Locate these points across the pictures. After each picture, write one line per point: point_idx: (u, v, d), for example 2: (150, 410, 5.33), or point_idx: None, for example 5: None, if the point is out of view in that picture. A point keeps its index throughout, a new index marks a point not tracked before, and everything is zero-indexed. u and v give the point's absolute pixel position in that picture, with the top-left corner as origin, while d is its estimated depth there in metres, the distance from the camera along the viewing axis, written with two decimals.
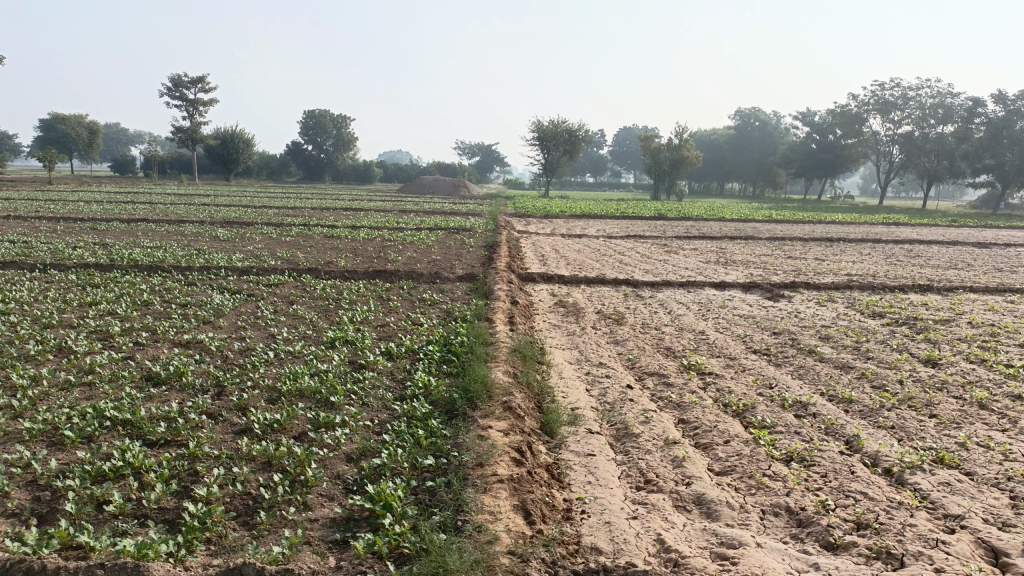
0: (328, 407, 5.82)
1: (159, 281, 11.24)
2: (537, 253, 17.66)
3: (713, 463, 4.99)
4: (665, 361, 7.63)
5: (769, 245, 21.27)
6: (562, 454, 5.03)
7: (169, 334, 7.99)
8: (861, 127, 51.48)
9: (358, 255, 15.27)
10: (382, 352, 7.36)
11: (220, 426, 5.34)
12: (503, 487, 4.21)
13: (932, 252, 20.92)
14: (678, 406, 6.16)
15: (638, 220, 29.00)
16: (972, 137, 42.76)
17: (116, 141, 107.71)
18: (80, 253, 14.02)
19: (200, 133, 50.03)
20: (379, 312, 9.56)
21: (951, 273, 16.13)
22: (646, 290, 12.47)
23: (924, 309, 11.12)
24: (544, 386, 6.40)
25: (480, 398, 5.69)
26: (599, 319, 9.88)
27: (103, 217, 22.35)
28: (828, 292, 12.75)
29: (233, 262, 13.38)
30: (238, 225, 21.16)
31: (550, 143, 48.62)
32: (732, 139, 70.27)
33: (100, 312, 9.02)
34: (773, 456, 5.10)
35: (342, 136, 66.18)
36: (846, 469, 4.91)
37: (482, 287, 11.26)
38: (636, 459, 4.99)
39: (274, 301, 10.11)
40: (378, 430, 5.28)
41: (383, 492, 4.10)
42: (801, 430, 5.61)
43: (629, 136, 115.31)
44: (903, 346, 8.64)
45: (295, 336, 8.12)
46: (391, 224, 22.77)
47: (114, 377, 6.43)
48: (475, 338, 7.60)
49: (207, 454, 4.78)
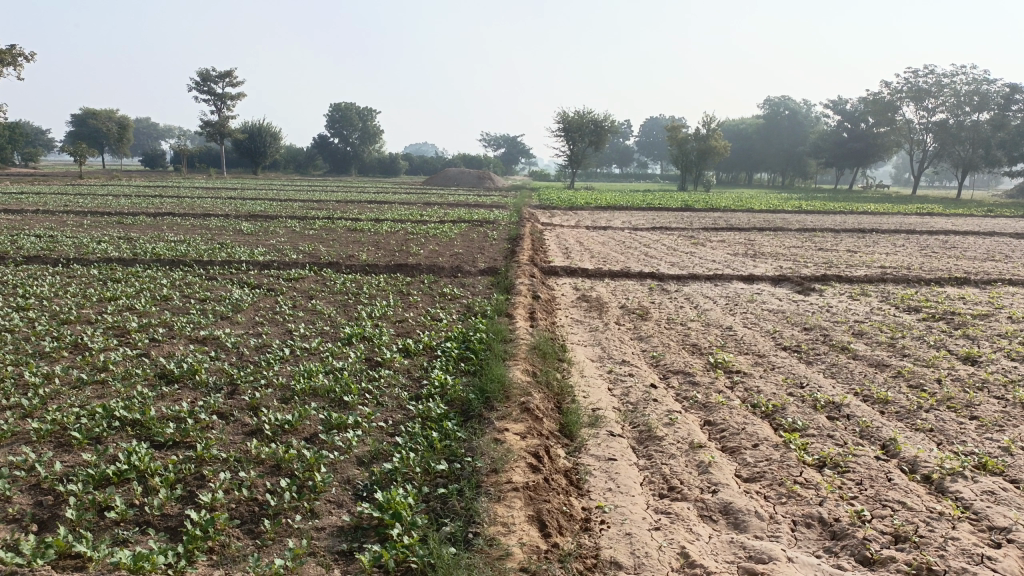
0: (342, 407, 5.65)
1: (180, 276, 11.19)
2: (561, 245, 17.45)
3: (741, 468, 4.75)
4: (691, 358, 7.37)
5: (800, 236, 20.85)
6: (582, 459, 4.82)
7: (185, 330, 7.89)
8: (893, 116, 50.26)
9: (380, 248, 15.13)
10: (399, 349, 7.19)
11: (230, 428, 5.20)
12: (518, 496, 4.01)
13: (969, 243, 20.32)
14: (704, 406, 5.92)
15: (665, 211, 28.62)
16: (1009, 125, 41.70)
17: (147, 137, 109.12)
18: (103, 248, 14.03)
19: (228, 126, 50.30)
20: (398, 307, 9.39)
21: (989, 265, 15.64)
22: (672, 284, 12.20)
23: (962, 304, 10.72)
24: (564, 386, 6.19)
25: (497, 398, 5.50)
26: (623, 314, 9.63)
27: (130, 210, 22.50)
28: (861, 286, 12.37)
29: (255, 256, 13.33)
30: (263, 218, 21.16)
31: (575, 135, 48.21)
32: (761, 129, 69.32)
33: (118, 308, 8.95)
34: (804, 462, 4.85)
35: (369, 129, 66.33)
36: (883, 476, 4.65)
37: (504, 281, 11.07)
38: (660, 464, 4.76)
39: (293, 296, 10.01)
40: (391, 432, 5.11)
41: (392, 499, 3.91)
42: (834, 433, 5.35)
43: (656, 126, 114.46)
44: (941, 342, 8.29)
45: (311, 333, 7.97)
46: (414, 217, 22.63)
47: (127, 375, 6.33)
48: (496, 334, 7.41)
49: (214, 457, 4.63)
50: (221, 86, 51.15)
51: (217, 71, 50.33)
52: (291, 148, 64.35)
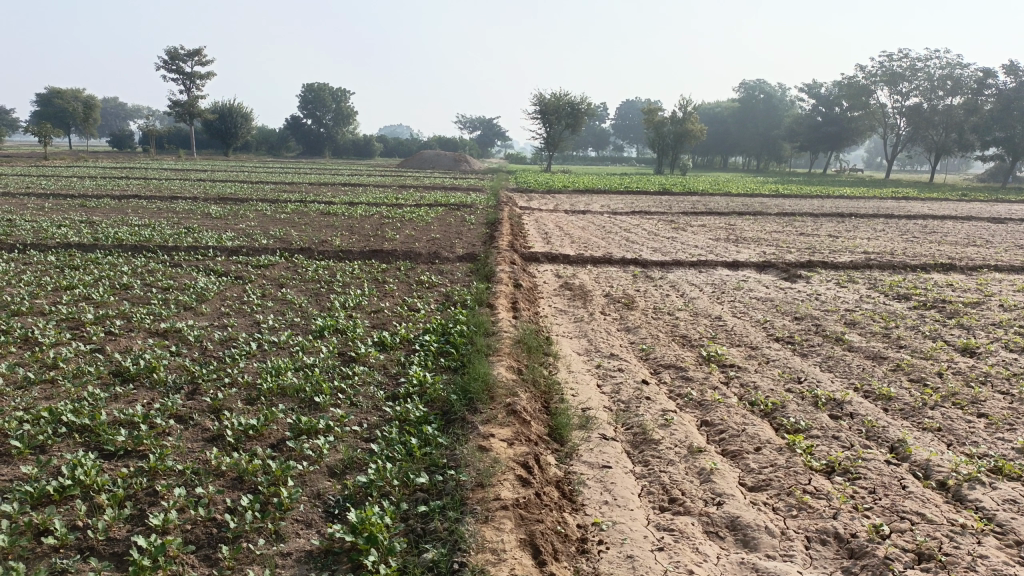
0: (312, 409, 5.22)
1: (142, 263, 10.61)
2: (541, 229, 17.05)
3: (745, 476, 4.40)
4: (682, 351, 7.02)
5: (780, 221, 20.61)
6: (574, 467, 4.45)
7: (144, 322, 7.38)
8: (867, 100, 50.13)
9: (354, 233, 14.63)
10: (375, 343, 6.75)
11: (189, 434, 4.75)
12: (508, 516, 3.63)
13: (948, 227, 20.20)
14: (699, 405, 5.58)
15: (643, 195, 28.31)
16: (982, 110, 41.25)
17: (114, 117, 106.72)
18: (64, 232, 13.39)
19: (197, 106, 48.93)
20: (373, 296, 8.95)
21: (971, 250, 15.49)
22: (656, 271, 11.85)
23: (952, 291, 10.49)
24: (552, 383, 5.81)
25: (480, 399, 5.09)
26: (608, 303, 9.25)
27: (94, 193, 21.68)
28: (847, 272, 12.10)
29: (222, 242, 12.76)
30: (233, 201, 20.48)
31: (552, 117, 47.66)
32: (737, 112, 69.25)
33: (74, 297, 8.40)
34: (812, 468, 4.52)
35: (343, 110, 65.21)
36: (896, 484, 4.34)
37: (483, 268, 10.64)
38: (658, 472, 4.41)
39: (262, 284, 9.51)
40: (367, 438, 4.71)
41: (367, 520, 3.51)
42: (840, 434, 5.03)
43: (632, 108, 114.14)
44: (937, 333, 8.01)
45: (280, 325, 7.49)
46: (390, 200, 22.09)
47: (78, 373, 5.84)
48: (476, 327, 6.99)
49: (170, 470, 4.20)
50: (190, 65, 49.82)
51: (185, 49, 48.94)
52: (264, 129, 63.09)
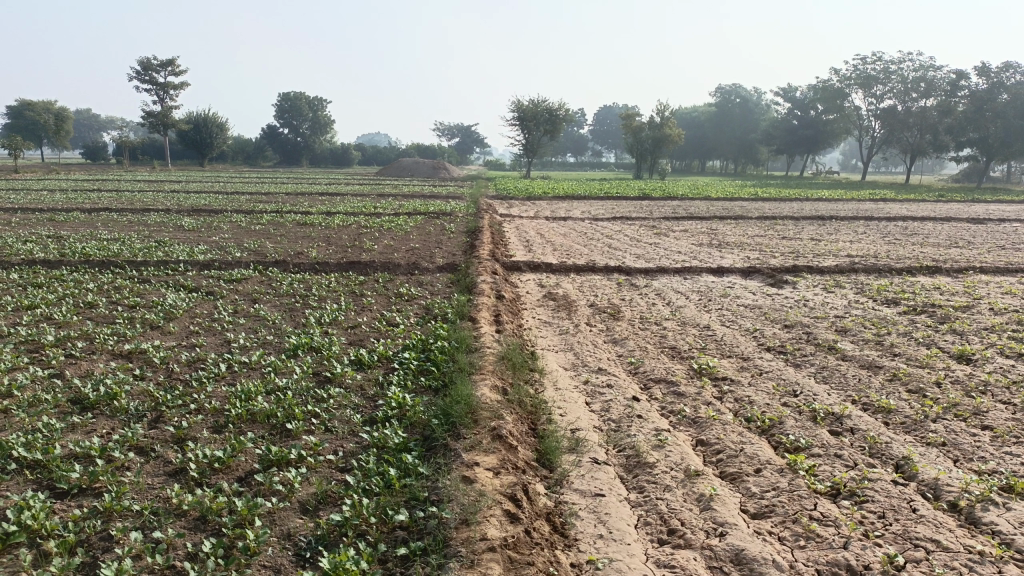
0: (284, 436, 4.89)
1: (109, 279, 10.21)
2: (522, 237, 16.80)
3: (747, 502, 4.13)
4: (672, 364, 6.76)
5: (762, 225, 20.52)
6: (565, 496, 4.16)
7: (108, 344, 7.00)
8: (843, 102, 50.47)
9: (331, 244, 14.29)
10: (352, 361, 6.43)
11: (149, 467, 4.42)
12: (495, 559, 3.34)
13: (929, 229, 20.17)
14: (694, 423, 5.32)
15: (623, 200, 28.19)
16: (956, 111, 41.56)
17: (87, 128, 105.31)
18: (29, 248, 12.92)
19: (171, 117, 48.18)
20: (350, 311, 8.62)
21: (954, 251, 15.43)
22: (641, 279, 11.62)
23: (940, 295, 10.33)
24: (539, 403, 5.52)
25: (463, 423, 4.79)
26: (593, 314, 8.98)
27: (64, 206, 21.13)
28: (833, 277, 11.94)
29: (194, 255, 12.37)
30: (207, 213, 20.03)
31: (530, 123, 47.42)
32: (714, 116, 69.53)
33: (34, 317, 8.01)
34: (817, 491, 4.26)
35: (320, 118, 64.63)
36: (907, 506, 4.10)
37: (464, 279, 10.35)
38: (655, 499, 4.13)
39: (234, 300, 9.15)
40: (343, 468, 4.40)
41: (341, 566, 3.21)
42: (842, 452, 4.79)
43: (610, 115, 114.39)
44: (929, 339, 7.82)
45: (252, 344, 7.15)
46: (368, 209, 21.73)
47: (33, 402, 5.46)
48: (458, 343, 6.69)
49: (127, 510, 3.87)
50: (163, 75, 49.15)
51: (159, 59, 48.24)
52: (240, 139, 62.43)
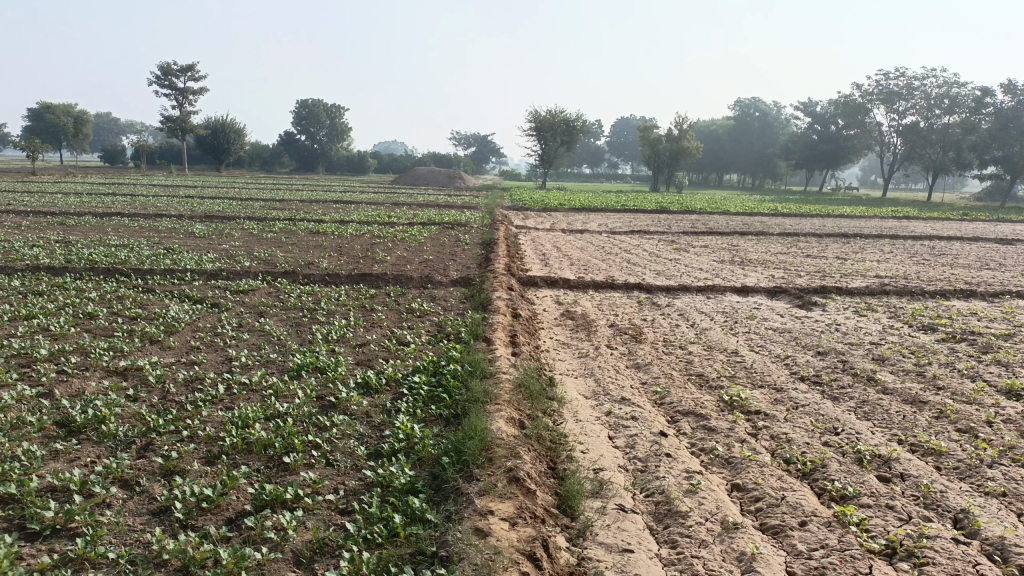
0: (281, 470, 4.49)
1: (112, 288, 9.87)
2: (538, 251, 16.38)
3: (793, 562, 3.69)
4: (700, 394, 6.31)
5: (784, 241, 20.00)
6: (590, 551, 3.74)
7: (102, 361, 6.63)
8: (863, 118, 49.78)
9: (343, 255, 13.93)
10: (359, 384, 6.04)
11: (133, 505, 4.03)
12: None
13: (958, 249, 19.60)
14: (728, 463, 4.87)
15: (641, 213, 27.73)
16: (979, 129, 40.77)
17: (106, 132, 106.38)
18: (36, 253, 12.65)
19: (189, 122, 48.26)
20: (359, 327, 8.22)
21: (986, 274, 14.85)
22: (662, 297, 11.16)
23: (978, 321, 9.79)
24: (558, 439, 5.10)
25: (476, 462, 4.37)
26: (614, 335, 8.54)
27: (77, 210, 20.92)
28: (863, 299, 11.45)
29: (202, 264, 12.03)
30: (219, 220, 19.72)
31: (547, 134, 47.06)
32: (732, 129, 68.90)
33: (31, 329, 7.66)
34: (871, 550, 3.81)
35: (336, 126, 64.64)
36: (972, 571, 3.64)
37: (479, 295, 9.94)
38: (690, 558, 3.69)
39: (240, 313, 8.81)
40: (344, 510, 4.00)
41: None
42: (895, 503, 4.32)
43: (627, 127, 113.88)
44: (975, 371, 7.30)
45: (254, 362, 6.76)
46: (382, 218, 21.40)
47: (16, 425, 5.08)
48: (472, 367, 6.26)
49: (103, 558, 3.47)
50: (183, 80, 49.29)
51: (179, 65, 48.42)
52: (258, 145, 62.55)
